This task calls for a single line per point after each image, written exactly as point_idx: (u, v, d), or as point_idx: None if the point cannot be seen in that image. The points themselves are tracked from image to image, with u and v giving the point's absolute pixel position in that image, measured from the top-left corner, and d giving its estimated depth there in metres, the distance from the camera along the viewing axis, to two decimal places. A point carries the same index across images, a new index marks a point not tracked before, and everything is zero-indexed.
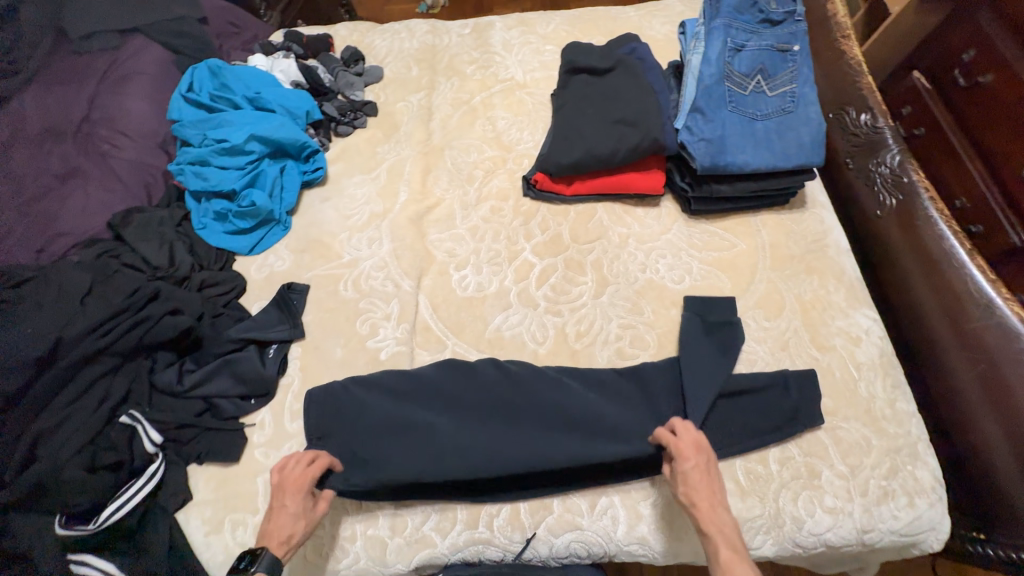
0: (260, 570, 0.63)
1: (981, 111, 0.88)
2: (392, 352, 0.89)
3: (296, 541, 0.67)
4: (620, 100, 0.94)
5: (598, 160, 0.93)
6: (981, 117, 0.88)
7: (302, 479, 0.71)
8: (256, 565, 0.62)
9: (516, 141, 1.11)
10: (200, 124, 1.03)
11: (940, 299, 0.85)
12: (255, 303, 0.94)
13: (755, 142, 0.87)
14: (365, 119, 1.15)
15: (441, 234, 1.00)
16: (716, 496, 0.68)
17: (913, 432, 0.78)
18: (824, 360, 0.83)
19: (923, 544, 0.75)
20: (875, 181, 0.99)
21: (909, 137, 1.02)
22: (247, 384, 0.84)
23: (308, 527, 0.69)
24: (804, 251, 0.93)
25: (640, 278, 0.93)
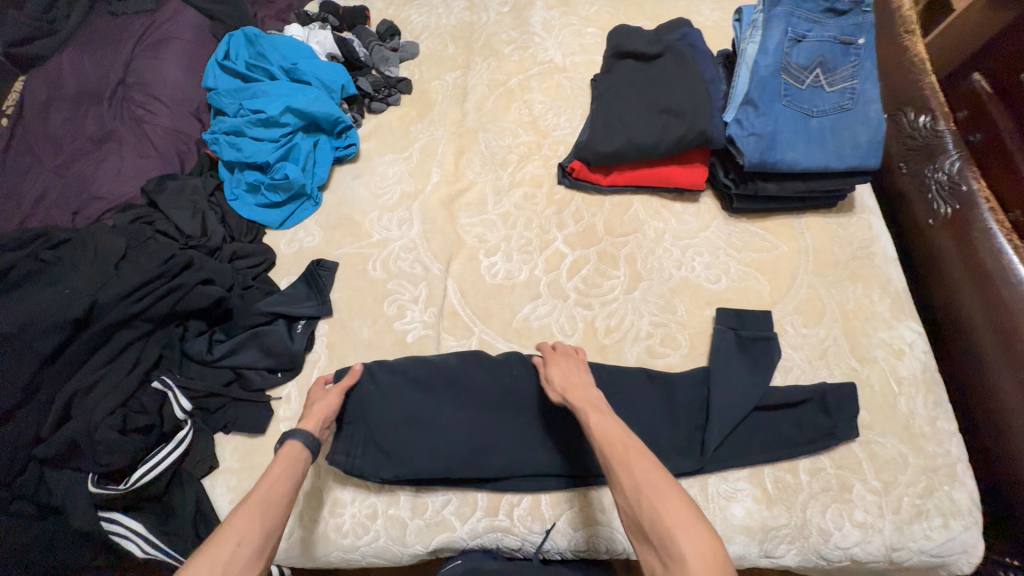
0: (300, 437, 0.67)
1: None
2: (419, 335, 0.88)
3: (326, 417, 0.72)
4: (667, 88, 0.91)
5: (639, 151, 0.90)
6: None
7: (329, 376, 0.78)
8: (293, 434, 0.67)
9: (552, 127, 1.07)
10: (236, 94, 1.02)
11: (992, 316, 0.81)
12: (285, 277, 0.94)
13: (809, 139, 0.83)
14: (399, 97, 1.12)
15: (472, 219, 0.99)
16: (584, 380, 0.74)
17: (952, 452, 0.75)
18: (863, 372, 0.80)
19: (953, 566, 0.73)
20: (929, 188, 0.95)
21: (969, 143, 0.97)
22: (276, 358, 0.84)
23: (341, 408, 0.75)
24: (849, 257, 0.89)
25: (674, 275, 0.90)
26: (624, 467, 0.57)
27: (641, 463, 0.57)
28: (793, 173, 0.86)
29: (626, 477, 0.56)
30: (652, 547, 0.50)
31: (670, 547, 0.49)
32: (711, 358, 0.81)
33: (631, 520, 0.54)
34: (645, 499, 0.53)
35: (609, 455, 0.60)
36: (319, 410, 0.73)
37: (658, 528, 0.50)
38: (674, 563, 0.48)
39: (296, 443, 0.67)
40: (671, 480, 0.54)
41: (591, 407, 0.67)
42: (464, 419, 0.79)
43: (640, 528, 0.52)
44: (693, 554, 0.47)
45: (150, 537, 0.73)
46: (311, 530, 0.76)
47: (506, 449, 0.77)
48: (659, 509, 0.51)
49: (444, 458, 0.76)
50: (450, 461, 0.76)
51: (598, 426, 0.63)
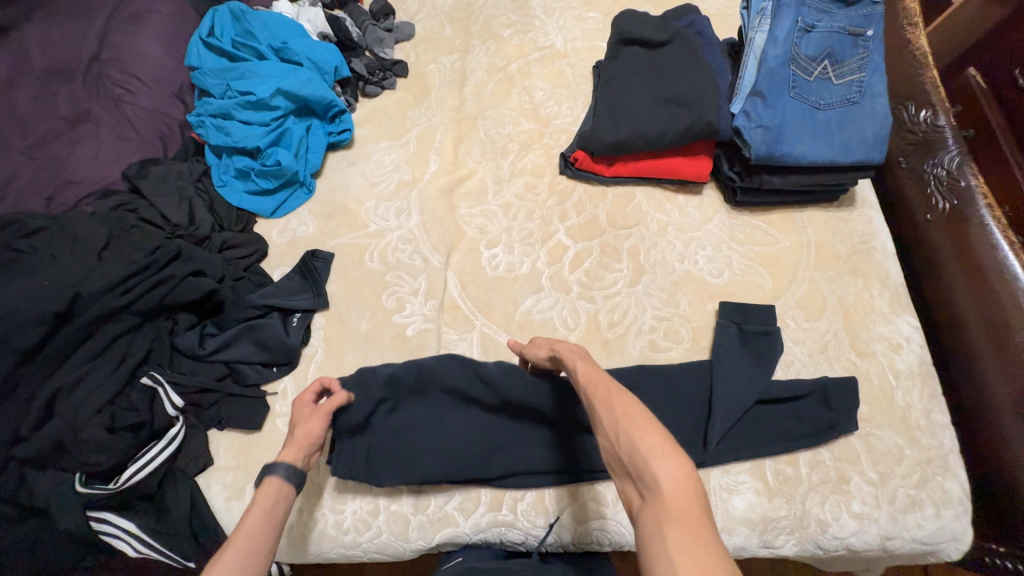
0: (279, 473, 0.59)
1: None
2: (419, 329, 0.86)
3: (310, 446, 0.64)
4: (673, 78, 0.89)
5: (645, 142, 0.88)
6: None
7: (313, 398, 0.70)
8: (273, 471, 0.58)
9: (554, 115, 1.05)
10: (223, 74, 0.97)
11: (985, 310, 0.83)
12: (277, 268, 0.91)
13: (815, 132, 0.82)
14: (394, 81, 1.08)
15: (472, 209, 0.96)
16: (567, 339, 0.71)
17: (946, 444, 0.77)
18: (862, 365, 0.81)
19: (942, 553, 0.75)
20: (928, 183, 0.95)
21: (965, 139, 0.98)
22: (271, 352, 0.82)
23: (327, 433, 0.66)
24: (850, 251, 0.90)
25: (678, 269, 0.90)
26: (600, 403, 0.53)
27: (617, 396, 0.52)
28: (798, 167, 0.86)
29: (602, 412, 0.52)
30: (629, 479, 0.47)
31: (645, 477, 0.45)
32: (713, 352, 0.81)
33: (609, 454, 0.50)
34: (619, 430, 0.49)
35: (588, 393, 0.56)
36: (302, 436, 0.65)
37: (632, 458, 0.46)
38: (650, 493, 0.44)
39: (278, 479, 0.58)
40: (643, 409, 0.50)
41: (575, 356, 0.63)
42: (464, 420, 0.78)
43: (617, 462, 0.48)
44: (667, 482, 0.43)
45: (142, 537, 0.71)
46: (310, 528, 0.75)
47: (511, 448, 0.77)
48: (633, 438, 0.47)
49: (449, 461, 0.75)
50: (455, 463, 0.75)
51: (581, 371, 0.60)
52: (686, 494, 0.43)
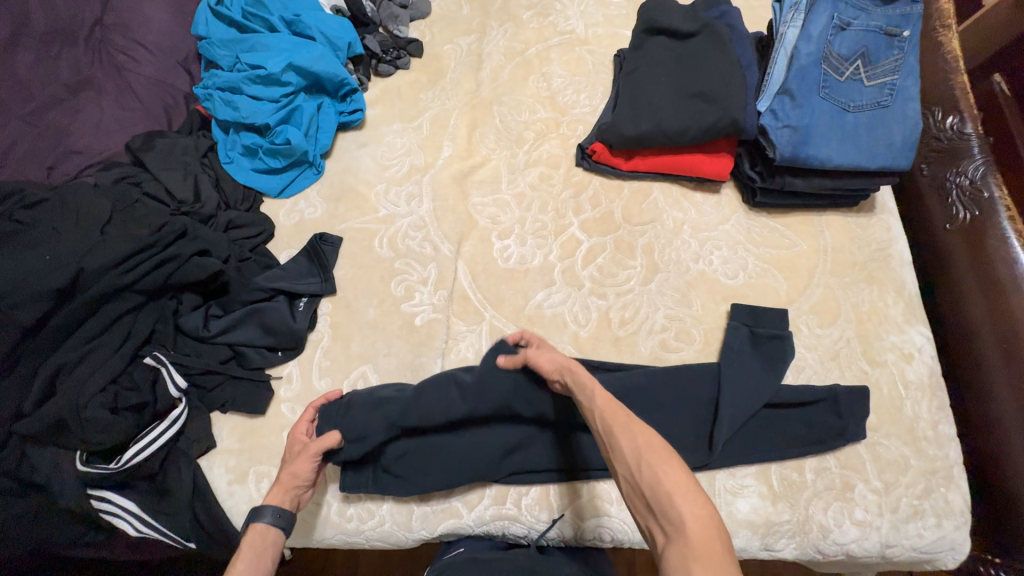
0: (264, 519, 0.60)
1: None
2: (428, 318, 0.85)
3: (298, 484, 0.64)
4: (699, 71, 0.86)
5: (667, 137, 0.86)
6: None
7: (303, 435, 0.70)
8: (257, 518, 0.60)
9: (572, 104, 1.02)
10: (232, 45, 0.93)
11: (999, 325, 0.82)
12: (284, 251, 0.89)
13: (843, 135, 0.80)
14: (408, 60, 1.04)
15: (485, 198, 0.94)
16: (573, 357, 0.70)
17: (951, 456, 0.77)
18: (873, 374, 0.80)
19: (938, 562, 0.76)
20: (949, 192, 0.93)
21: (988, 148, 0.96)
22: (277, 336, 0.80)
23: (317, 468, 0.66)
24: (867, 258, 0.88)
25: (692, 269, 0.88)
26: (620, 435, 0.56)
27: (638, 429, 0.55)
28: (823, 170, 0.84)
29: (624, 445, 0.55)
30: (652, 514, 0.50)
31: (670, 514, 0.48)
32: (723, 354, 0.80)
33: (631, 487, 0.53)
34: (641, 466, 0.52)
35: (607, 423, 0.58)
36: (290, 476, 0.65)
37: (657, 494, 0.49)
38: (674, 528, 0.47)
39: (261, 528, 0.59)
40: (665, 445, 0.53)
41: (590, 379, 0.65)
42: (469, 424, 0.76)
43: (639, 496, 0.51)
44: (692, 520, 0.47)
45: (144, 516, 0.71)
46: (313, 514, 0.75)
47: (522, 447, 0.77)
48: (658, 475, 0.50)
49: (460, 462, 0.75)
50: (466, 464, 0.75)
51: (598, 396, 0.61)
52: (710, 532, 0.46)
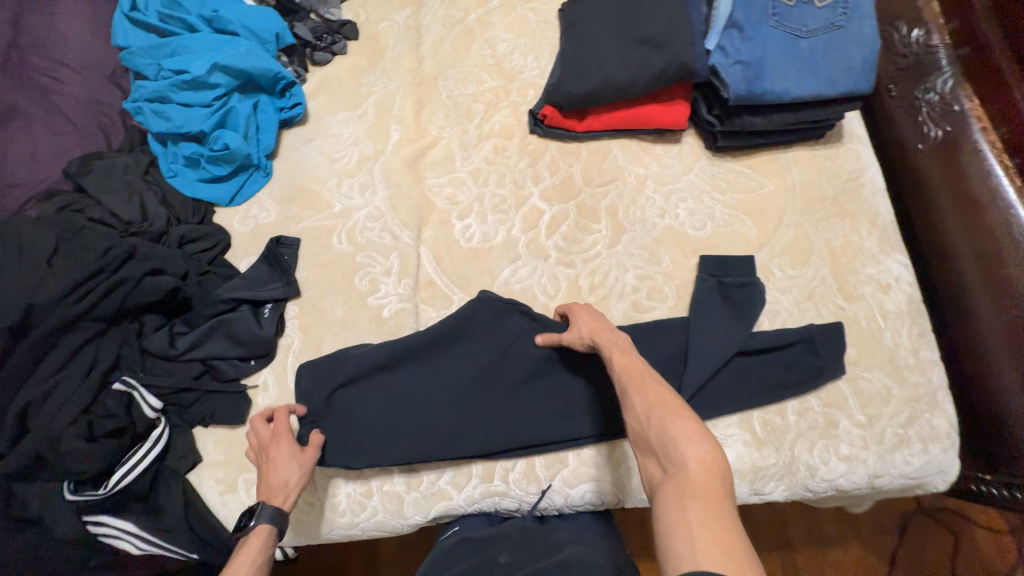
0: (261, 522, 0.64)
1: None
2: (396, 309, 0.84)
3: (292, 489, 0.67)
4: (644, 14, 0.81)
5: (617, 91, 0.82)
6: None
7: (285, 432, 0.70)
8: (256, 519, 0.64)
9: (519, 69, 0.98)
10: (152, 52, 0.88)
11: (980, 243, 0.80)
12: (243, 259, 0.87)
13: (799, 64, 0.76)
14: (345, 44, 1.00)
15: (440, 179, 0.91)
16: (608, 323, 0.72)
17: (934, 380, 0.76)
18: (850, 310, 0.79)
19: (927, 485, 0.76)
20: (919, 111, 0.90)
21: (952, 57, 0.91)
22: (245, 345, 0.80)
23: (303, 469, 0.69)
24: (838, 191, 0.86)
25: (658, 225, 0.86)
26: (633, 393, 0.60)
27: (650, 387, 0.59)
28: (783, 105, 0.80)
29: (637, 399, 0.59)
30: (655, 457, 0.54)
31: (673, 456, 0.52)
32: (692, 308, 0.79)
33: (638, 435, 0.57)
34: (651, 415, 0.56)
35: (624, 381, 0.62)
36: (282, 475, 0.67)
37: (664, 440, 0.54)
38: (676, 469, 0.51)
39: (249, 533, 0.64)
40: (680, 402, 0.57)
41: (614, 345, 0.67)
42: (437, 402, 0.77)
43: (645, 443, 0.56)
44: (694, 463, 0.50)
45: (143, 535, 0.71)
46: (307, 513, 0.76)
47: (501, 423, 0.76)
48: (666, 424, 0.54)
49: (434, 442, 0.75)
50: (437, 442, 0.75)
51: (617, 360, 0.64)
52: (710, 474, 0.50)
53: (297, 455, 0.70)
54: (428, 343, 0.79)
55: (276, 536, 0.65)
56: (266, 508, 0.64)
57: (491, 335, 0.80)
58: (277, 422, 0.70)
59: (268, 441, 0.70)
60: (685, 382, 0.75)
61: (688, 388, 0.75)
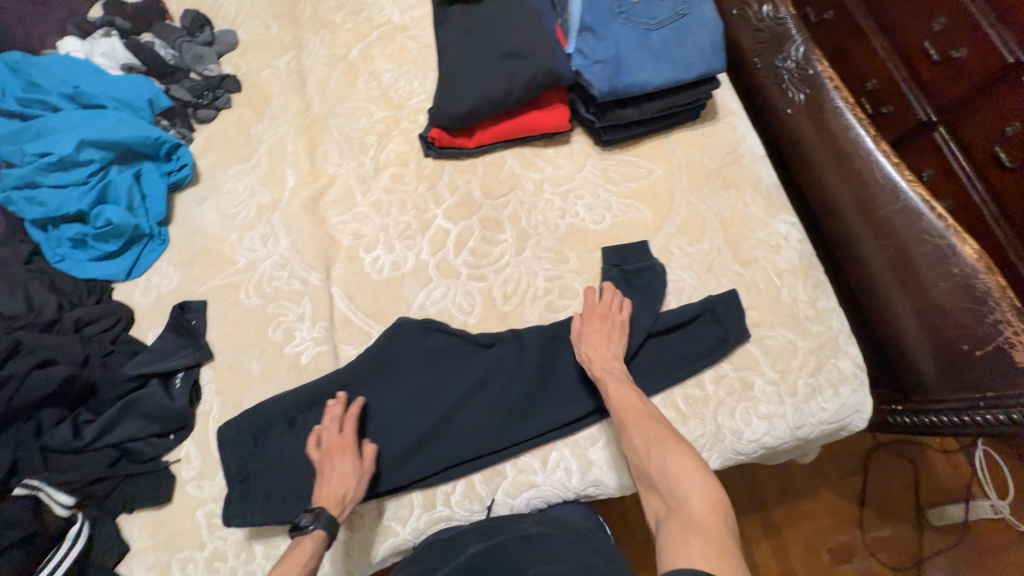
0: (317, 529, 0.63)
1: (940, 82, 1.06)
2: (313, 354, 0.82)
3: (349, 500, 0.67)
4: (504, 28, 0.84)
5: (494, 104, 0.84)
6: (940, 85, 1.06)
7: (345, 443, 0.71)
8: (316, 523, 0.63)
9: (407, 96, 1.00)
10: (14, 138, 0.85)
11: (855, 190, 0.86)
12: (150, 331, 0.85)
13: (654, 55, 0.80)
14: (228, 98, 1.00)
15: (343, 216, 0.91)
16: (611, 351, 0.75)
17: (834, 326, 0.80)
18: (747, 274, 0.82)
19: (850, 426, 0.80)
20: (782, 78, 0.97)
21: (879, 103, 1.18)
22: (160, 420, 0.76)
23: (359, 485, 0.68)
24: (720, 164, 0.90)
25: (560, 225, 0.88)
26: (631, 430, 0.67)
27: (647, 425, 0.67)
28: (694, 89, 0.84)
29: (635, 436, 0.66)
30: (659, 493, 0.61)
31: (676, 493, 0.59)
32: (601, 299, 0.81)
33: (641, 472, 0.64)
34: (651, 453, 0.64)
35: (622, 418, 0.69)
36: (335, 484, 0.67)
37: (665, 477, 0.61)
38: (678, 505, 0.58)
39: (305, 534, 0.63)
40: (676, 440, 0.64)
41: (612, 376, 0.73)
42: (366, 438, 0.75)
43: (647, 479, 0.63)
44: (693, 499, 0.58)
45: None
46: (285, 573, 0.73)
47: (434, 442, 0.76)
48: (666, 463, 0.62)
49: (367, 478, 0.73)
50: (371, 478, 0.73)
51: (615, 397, 0.70)
52: (706, 507, 0.57)
53: (358, 467, 0.69)
54: (349, 378, 0.78)
55: (326, 544, 0.64)
56: (325, 515, 0.64)
57: (411, 359, 0.79)
58: (349, 431, 0.71)
59: (327, 452, 0.70)
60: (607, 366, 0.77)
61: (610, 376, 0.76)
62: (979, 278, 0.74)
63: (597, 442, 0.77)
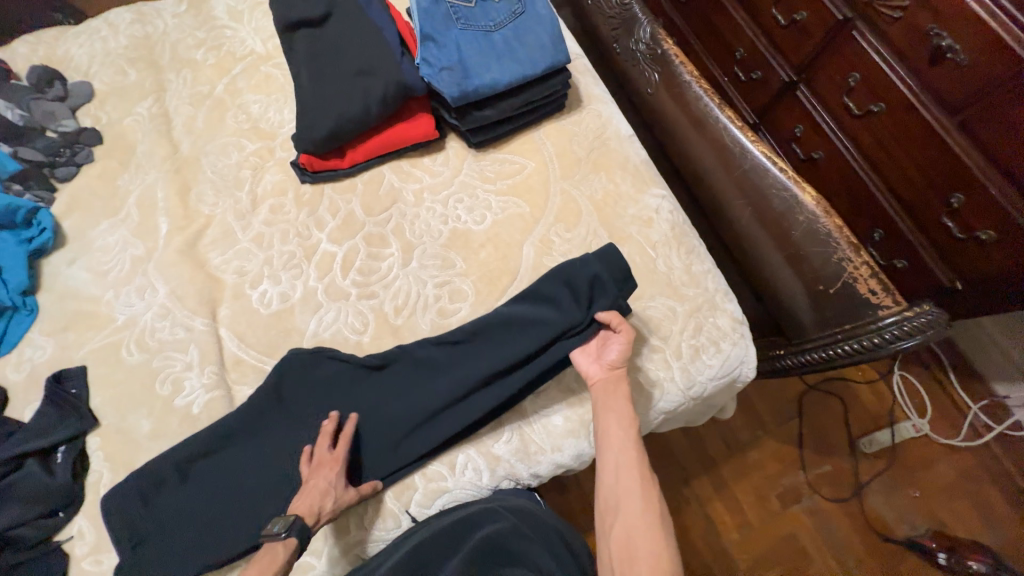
0: (292, 536, 0.62)
1: (793, 41, 1.11)
2: (205, 402, 0.79)
3: (325, 513, 0.67)
4: (351, 48, 0.86)
5: (355, 123, 0.85)
6: (792, 46, 1.11)
7: (335, 457, 0.71)
8: (290, 531, 0.62)
9: (278, 125, 0.99)
10: None
11: (717, 155, 0.90)
12: (27, 408, 0.80)
13: (497, 56, 0.85)
14: (89, 152, 0.96)
15: (224, 255, 0.89)
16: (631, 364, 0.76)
17: (709, 287, 0.85)
18: (624, 251, 0.86)
19: (742, 377, 0.84)
20: (638, 59, 1.02)
21: (749, 75, 1.24)
22: (42, 501, 0.72)
23: (337, 504, 0.68)
24: (589, 150, 0.94)
25: (444, 231, 0.89)
26: (626, 485, 0.65)
27: (644, 489, 0.65)
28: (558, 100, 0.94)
29: (630, 496, 0.64)
30: (634, 566, 0.59)
31: None
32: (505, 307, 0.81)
33: (622, 536, 0.62)
34: (644, 531, 0.61)
35: (623, 467, 0.67)
36: (314, 493, 0.67)
37: (650, 559, 0.59)
38: None
39: (277, 540, 0.62)
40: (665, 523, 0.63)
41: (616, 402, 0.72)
42: (266, 477, 0.74)
43: (626, 558, 0.60)
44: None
45: None
46: None
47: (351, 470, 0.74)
48: (655, 547, 0.60)
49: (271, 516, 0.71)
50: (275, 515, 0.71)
51: (620, 437, 0.69)
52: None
53: (340, 487, 0.69)
54: (240, 421, 0.75)
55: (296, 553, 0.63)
56: (300, 525, 0.63)
57: (305, 389, 0.78)
58: (342, 449, 0.72)
59: (314, 462, 0.70)
60: (511, 378, 0.77)
61: (510, 387, 0.76)
62: (820, 222, 0.81)
63: (501, 436, 0.78)
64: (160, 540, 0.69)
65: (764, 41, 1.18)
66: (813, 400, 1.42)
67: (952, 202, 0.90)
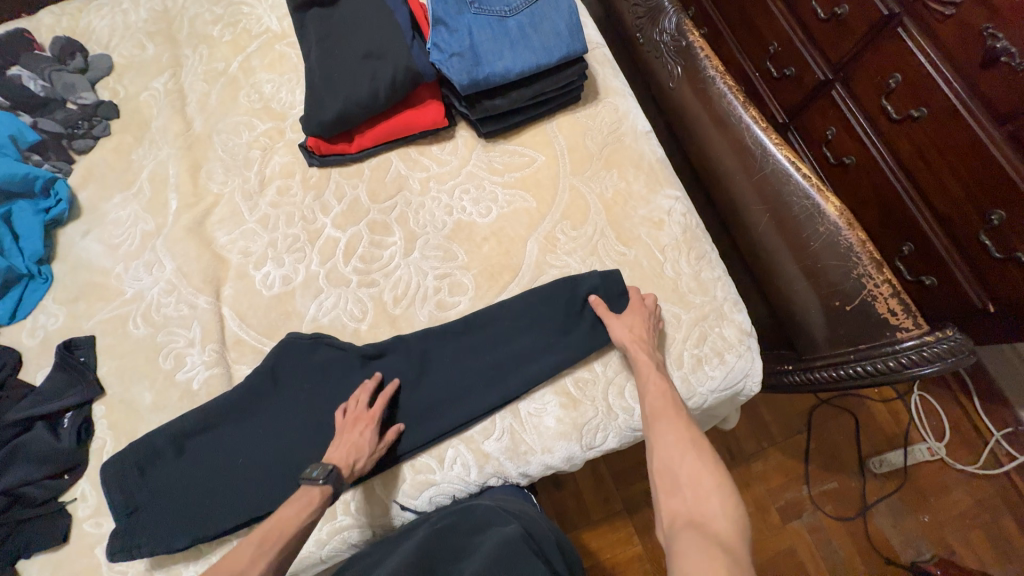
0: (327, 483, 0.65)
1: (832, 37, 1.04)
2: (204, 378, 0.81)
3: (359, 463, 0.69)
4: (362, 30, 0.85)
5: (363, 107, 0.83)
6: (831, 41, 1.04)
7: (370, 412, 0.73)
8: (326, 478, 0.64)
9: (289, 106, 0.98)
10: None
11: (739, 158, 0.86)
12: (39, 373, 0.83)
13: (511, 44, 0.82)
14: (106, 125, 0.97)
15: (231, 234, 0.90)
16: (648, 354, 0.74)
17: (717, 296, 0.82)
18: (630, 254, 0.84)
19: (745, 391, 0.81)
20: (662, 51, 0.97)
21: (781, 72, 1.17)
22: (48, 463, 0.75)
23: (371, 456, 0.70)
24: (602, 145, 0.90)
25: (448, 222, 0.88)
26: (665, 427, 0.64)
27: (678, 425, 0.64)
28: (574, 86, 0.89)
29: (667, 436, 0.62)
30: (678, 495, 0.56)
31: (704, 508, 0.54)
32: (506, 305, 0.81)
33: (663, 470, 0.60)
34: (682, 459, 0.59)
35: (652, 415, 0.66)
36: (349, 444, 0.69)
37: (696, 487, 0.56)
38: (706, 519, 0.53)
39: (314, 485, 0.65)
40: (711, 452, 0.60)
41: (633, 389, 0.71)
42: (259, 457, 0.75)
43: (671, 488, 0.57)
44: (720, 513, 0.53)
45: None
46: None
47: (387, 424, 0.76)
48: (694, 472, 0.58)
49: (261, 495, 0.73)
50: (267, 493, 0.73)
51: (646, 402, 0.69)
52: (732, 531, 0.52)
53: (373, 440, 0.70)
54: (237, 401, 0.77)
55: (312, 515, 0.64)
56: (336, 474, 0.65)
57: (301, 375, 0.79)
58: (379, 405, 0.73)
59: (349, 415, 0.73)
60: (507, 380, 0.78)
61: (502, 392, 0.77)
62: (842, 234, 0.76)
63: (492, 434, 0.77)
64: (154, 509, 0.71)
65: (801, 35, 1.10)
66: (823, 415, 1.38)
67: (992, 219, 0.83)
